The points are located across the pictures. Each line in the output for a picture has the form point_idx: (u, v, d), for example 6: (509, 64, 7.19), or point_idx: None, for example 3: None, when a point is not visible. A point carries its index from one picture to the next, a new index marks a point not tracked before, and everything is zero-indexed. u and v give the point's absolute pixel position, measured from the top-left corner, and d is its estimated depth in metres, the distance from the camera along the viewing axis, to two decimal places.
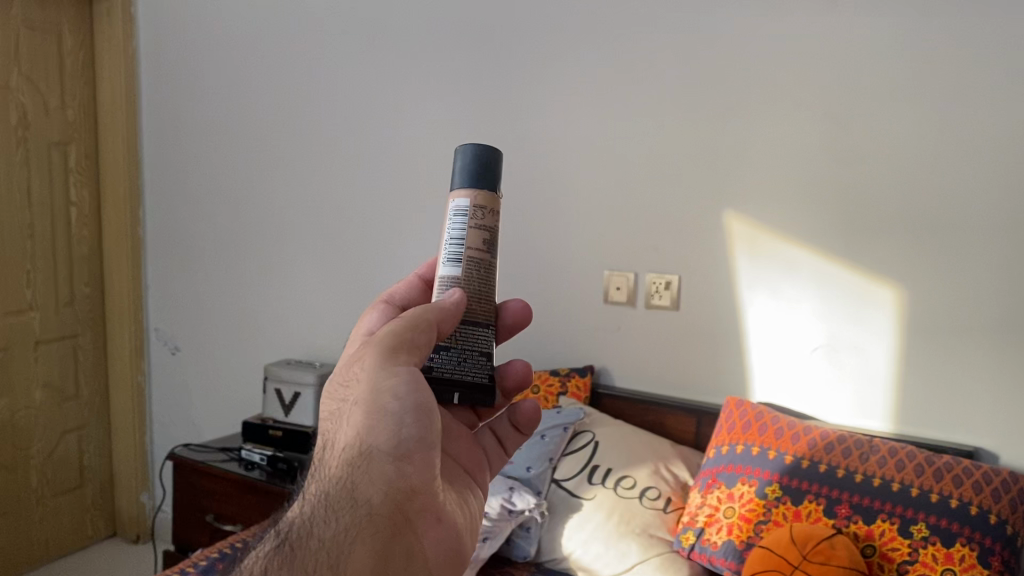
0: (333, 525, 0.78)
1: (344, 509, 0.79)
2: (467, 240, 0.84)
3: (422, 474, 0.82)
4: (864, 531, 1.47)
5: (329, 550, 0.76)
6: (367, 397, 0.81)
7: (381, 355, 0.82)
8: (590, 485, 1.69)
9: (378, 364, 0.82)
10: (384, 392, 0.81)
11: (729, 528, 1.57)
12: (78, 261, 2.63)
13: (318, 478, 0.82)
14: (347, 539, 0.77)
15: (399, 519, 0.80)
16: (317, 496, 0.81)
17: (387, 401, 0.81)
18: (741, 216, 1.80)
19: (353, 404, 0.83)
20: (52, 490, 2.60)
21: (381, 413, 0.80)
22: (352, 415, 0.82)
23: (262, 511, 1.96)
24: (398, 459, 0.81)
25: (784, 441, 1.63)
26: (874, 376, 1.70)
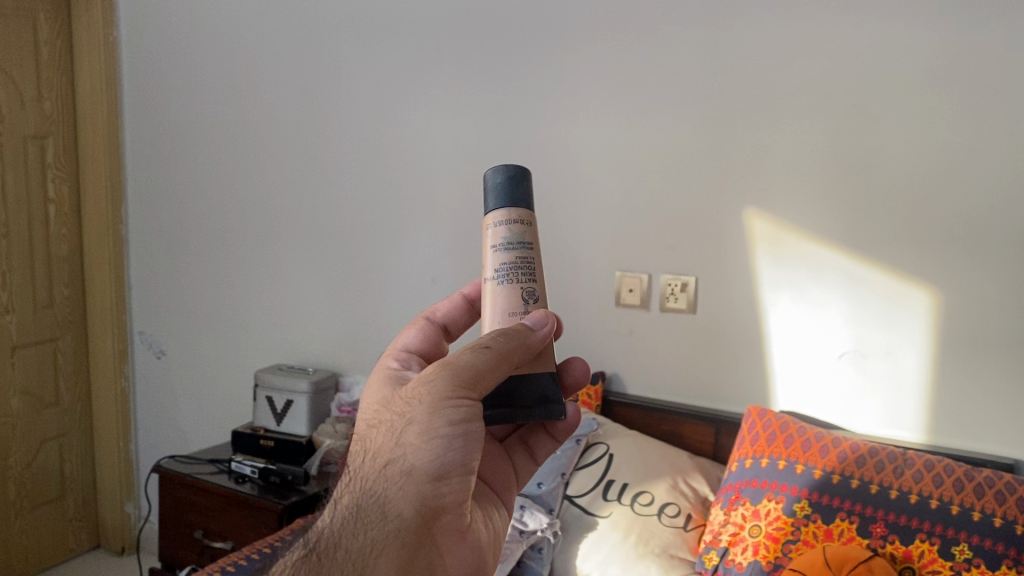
0: (360, 538, 0.73)
1: (373, 523, 0.74)
2: None
3: (458, 498, 0.76)
4: (901, 553, 1.38)
5: (354, 561, 0.72)
6: (423, 418, 0.75)
7: (447, 382, 0.75)
8: (606, 502, 1.59)
9: (440, 390, 0.75)
10: (438, 416, 0.75)
11: (755, 548, 1.47)
12: (57, 262, 2.51)
13: (350, 489, 0.77)
14: (372, 553, 0.72)
15: (425, 540, 0.75)
16: (349, 506, 0.75)
17: (439, 425, 0.75)
18: (763, 214, 1.70)
19: (406, 422, 0.76)
20: (32, 501, 2.49)
21: (432, 435, 0.74)
22: (400, 432, 0.76)
23: (254, 529, 1.85)
24: (437, 481, 0.75)
25: (812, 454, 1.53)
26: (905, 385, 1.60)
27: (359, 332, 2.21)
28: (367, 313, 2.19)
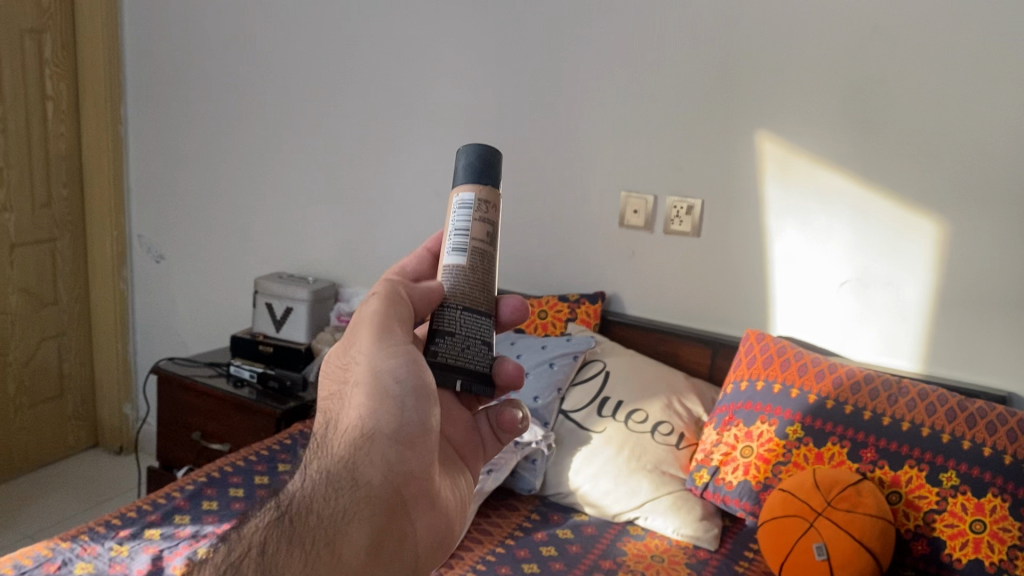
0: (331, 505, 0.63)
1: (344, 489, 0.64)
2: (472, 233, 0.73)
3: (424, 456, 0.69)
4: (889, 478, 1.40)
5: (326, 528, 0.62)
6: (366, 379, 0.69)
7: (375, 334, 0.71)
8: (599, 418, 1.62)
9: (373, 344, 0.70)
10: (384, 373, 0.69)
11: (745, 468, 1.50)
12: (55, 162, 2.47)
13: (315, 456, 0.67)
14: (344, 520, 0.63)
15: (398, 505, 0.67)
16: (314, 472, 0.66)
17: (388, 383, 0.68)
18: (775, 137, 1.67)
19: (351, 387, 0.70)
20: (31, 399, 2.51)
21: (384, 393, 0.68)
22: (352, 397, 0.69)
23: (250, 432, 1.87)
24: (398, 440, 0.67)
25: (808, 379, 1.53)
26: (905, 314, 1.61)
27: (359, 243, 2.20)
28: (368, 224, 2.17)
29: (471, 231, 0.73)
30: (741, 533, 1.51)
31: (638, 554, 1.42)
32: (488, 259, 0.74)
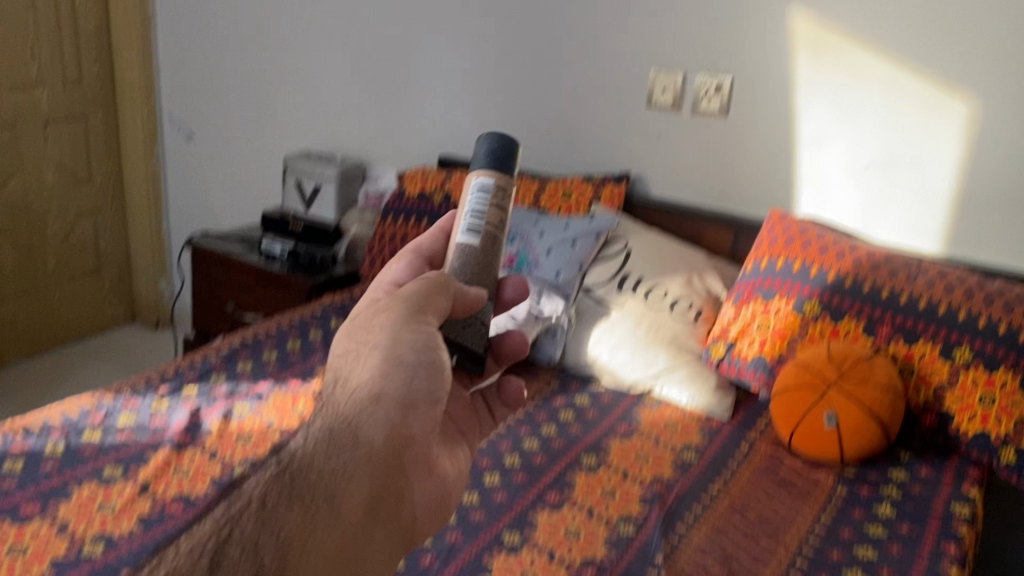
0: (333, 461, 0.72)
1: (348, 446, 0.74)
2: (487, 216, 0.82)
3: (420, 425, 0.80)
4: (903, 353, 1.43)
5: (326, 484, 0.70)
6: (386, 346, 0.80)
7: (403, 311, 0.80)
8: (619, 292, 1.66)
9: (399, 318, 0.80)
10: (403, 343, 0.79)
11: (762, 343, 1.54)
12: (85, 38, 2.47)
13: (327, 411, 0.77)
14: (344, 475, 0.72)
15: (394, 466, 0.77)
16: (324, 426, 0.75)
17: (405, 352, 0.79)
18: (809, 13, 1.64)
19: (369, 349, 0.81)
20: (69, 273, 2.59)
21: (397, 364, 0.79)
22: (369, 359, 0.80)
23: (282, 304, 1.93)
24: (400, 406, 0.78)
25: (827, 257, 1.54)
26: (931, 195, 1.60)
27: (387, 123, 2.21)
28: (396, 103, 2.18)
29: (486, 214, 0.82)
30: (754, 404, 1.56)
31: (653, 421, 1.48)
32: (497, 242, 0.85)
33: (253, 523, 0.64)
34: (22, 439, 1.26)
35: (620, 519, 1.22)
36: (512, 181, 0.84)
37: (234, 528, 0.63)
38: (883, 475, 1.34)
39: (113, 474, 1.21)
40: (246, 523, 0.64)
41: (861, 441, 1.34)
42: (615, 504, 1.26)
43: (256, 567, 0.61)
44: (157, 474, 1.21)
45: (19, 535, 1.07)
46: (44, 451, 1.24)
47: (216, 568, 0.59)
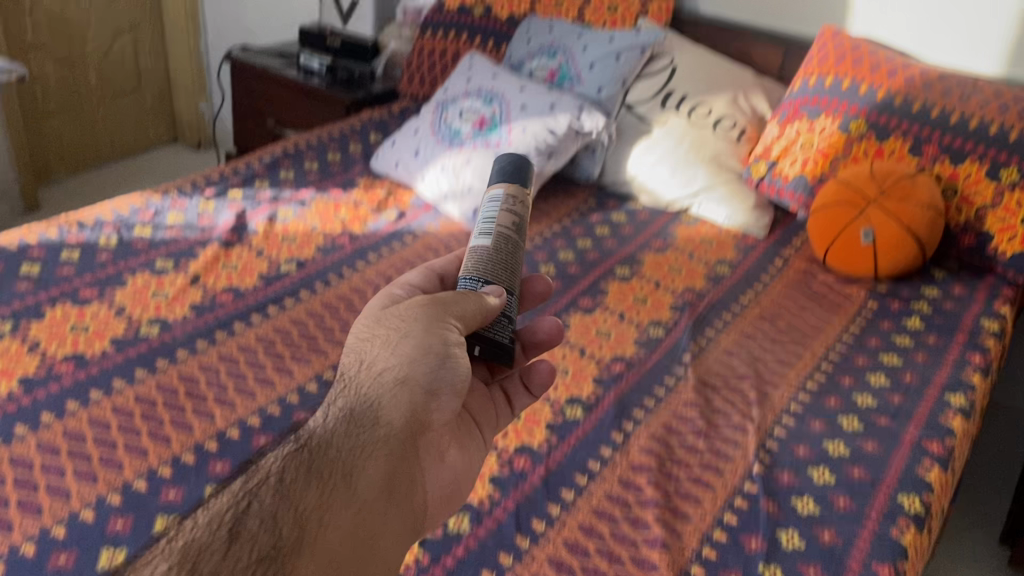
0: (351, 442, 0.65)
1: (366, 428, 0.67)
2: (498, 220, 0.80)
3: (445, 410, 0.73)
4: (948, 174, 1.41)
5: (342, 464, 0.63)
6: (417, 335, 0.72)
7: (436, 307, 0.73)
8: (662, 111, 1.63)
9: (432, 314, 0.72)
10: (433, 336, 0.71)
11: (804, 163, 1.52)
12: None
13: (349, 394, 0.69)
14: (361, 458, 0.65)
15: (411, 455, 0.69)
16: (344, 408, 0.68)
17: (435, 344, 0.71)
18: None
19: (399, 336, 0.73)
20: (111, 90, 2.60)
21: (426, 348, 0.71)
22: (397, 345, 0.72)
23: (321, 119, 1.94)
24: (424, 392, 0.71)
25: (879, 75, 1.49)
26: (996, 11, 1.52)
27: None
28: None
29: (496, 217, 0.81)
30: (792, 224, 1.56)
31: (688, 238, 1.49)
32: (515, 248, 0.81)
33: (271, 496, 0.58)
34: (76, 232, 1.31)
35: (651, 323, 1.26)
36: (524, 198, 0.84)
37: (251, 500, 0.57)
38: (914, 292, 1.35)
39: (165, 266, 1.26)
40: (265, 495, 0.58)
41: (896, 258, 1.34)
42: (646, 310, 1.29)
43: (274, 542, 0.55)
44: (206, 268, 1.27)
45: (80, 314, 1.14)
46: (98, 243, 1.29)
47: (234, 539, 0.54)
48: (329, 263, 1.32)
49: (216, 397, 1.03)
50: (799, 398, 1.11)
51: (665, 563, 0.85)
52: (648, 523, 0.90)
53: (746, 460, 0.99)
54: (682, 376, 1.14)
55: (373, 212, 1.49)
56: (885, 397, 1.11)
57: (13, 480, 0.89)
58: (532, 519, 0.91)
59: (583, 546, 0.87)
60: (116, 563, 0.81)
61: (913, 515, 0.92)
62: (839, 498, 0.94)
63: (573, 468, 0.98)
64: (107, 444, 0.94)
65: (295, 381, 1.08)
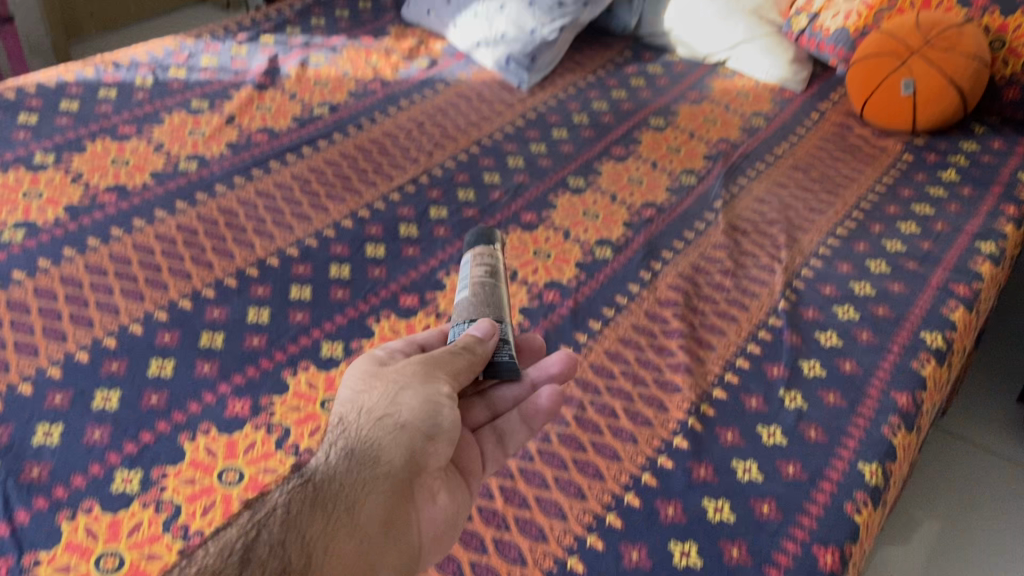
0: (351, 481, 0.57)
1: (366, 467, 0.58)
2: (474, 274, 0.77)
3: (444, 459, 0.63)
4: (997, 26, 1.36)
5: (344, 500, 0.56)
6: (416, 383, 0.64)
7: (431, 362, 0.66)
8: None
9: (426, 369, 0.65)
10: (432, 387, 0.64)
11: (846, 15, 1.47)
12: None
13: (346, 435, 0.61)
14: (360, 497, 0.56)
15: (410, 499, 0.60)
16: (342, 448, 0.59)
17: (432, 393, 0.64)
18: None
19: (395, 382, 0.65)
20: None
21: (427, 398, 0.63)
22: (394, 389, 0.64)
23: None
24: (424, 439, 0.61)
25: None
26: None
27: None
28: None
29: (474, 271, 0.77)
30: (831, 79, 1.53)
31: (724, 91, 1.47)
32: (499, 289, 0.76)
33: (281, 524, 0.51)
34: (113, 72, 1.33)
35: (683, 171, 1.26)
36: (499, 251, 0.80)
37: (261, 529, 0.51)
38: (953, 145, 1.33)
39: (201, 107, 1.28)
40: (274, 524, 0.51)
41: (935, 110, 1.32)
42: (679, 159, 1.29)
43: (284, 566, 0.49)
44: (242, 109, 1.28)
45: (120, 149, 1.16)
46: (135, 83, 1.30)
47: (246, 565, 0.48)
48: (363, 108, 1.32)
49: (255, 229, 1.06)
50: (828, 242, 1.11)
51: (689, 385, 0.88)
52: (673, 351, 0.93)
53: (772, 298, 1.01)
54: (712, 221, 1.15)
55: (405, 59, 1.47)
56: (914, 243, 1.11)
57: (64, 295, 0.93)
58: (560, 345, 0.94)
59: (610, 370, 0.91)
60: (166, 371, 0.85)
61: (934, 349, 0.94)
62: (862, 333, 0.96)
63: (601, 301, 1.01)
64: (152, 267, 0.98)
65: (331, 217, 1.10)
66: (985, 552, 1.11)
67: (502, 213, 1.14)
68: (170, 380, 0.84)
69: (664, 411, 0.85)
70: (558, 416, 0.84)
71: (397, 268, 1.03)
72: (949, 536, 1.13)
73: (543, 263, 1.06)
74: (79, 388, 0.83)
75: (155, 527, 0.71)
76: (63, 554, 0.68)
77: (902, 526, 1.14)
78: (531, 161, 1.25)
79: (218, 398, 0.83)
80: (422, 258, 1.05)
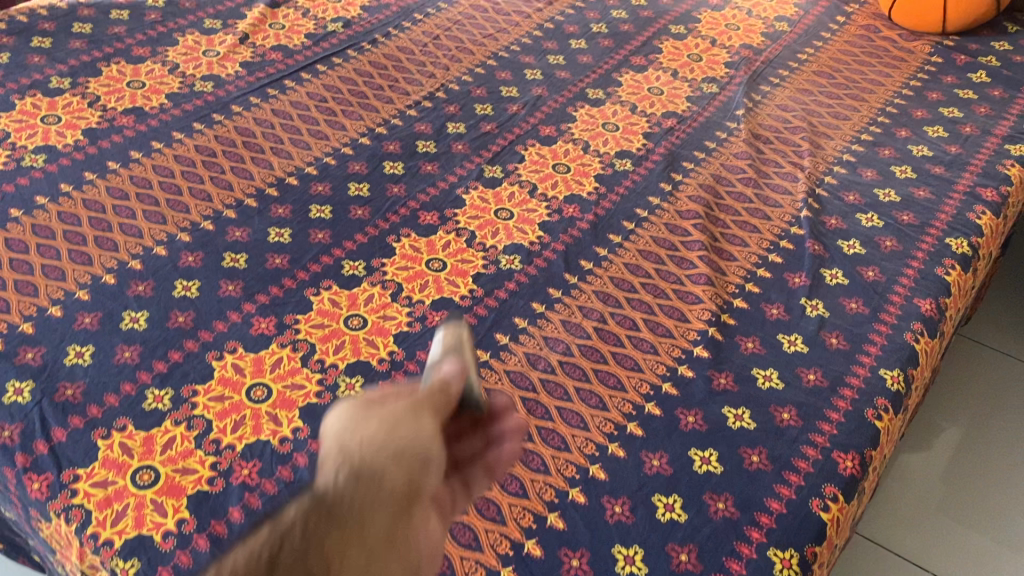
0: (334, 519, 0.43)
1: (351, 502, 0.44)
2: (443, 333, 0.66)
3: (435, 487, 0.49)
4: None
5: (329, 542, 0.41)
6: (405, 403, 0.51)
7: (418, 394, 0.53)
8: None
9: (408, 403, 0.52)
10: (420, 416, 0.51)
11: None
12: None
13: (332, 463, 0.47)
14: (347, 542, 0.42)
15: (409, 532, 0.45)
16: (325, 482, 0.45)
17: (423, 423, 0.50)
18: None
19: (386, 399, 0.52)
20: None
21: (419, 427, 0.50)
22: (382, 407, 0.50)
23: None
24: (419, 469, 0.48)
25: None
26: None
27: None
28: None
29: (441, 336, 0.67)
30: None
31: None
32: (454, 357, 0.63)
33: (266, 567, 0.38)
34: None
35: (705, 80, 1.23)
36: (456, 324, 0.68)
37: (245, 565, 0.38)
38: (984, 45, 1.29)
39: (214, 26, 1.26)
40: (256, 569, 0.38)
41: (967, 10, 1.28)
42: (700, 68, 1.26)
43: None
44: (254, 28, 1.26)
45: (135, 72, 1.15)
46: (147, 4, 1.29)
47: None
48: (377, 23, 1.30)
49: (274, 149, 1.06)
50: (853, 148, 1.09)
51: (708, 296, 0.88)
52: (693, 262, 0.93)
53: (794, 207, 1.00)
54: (734, 130, 1.13)
55: None
56: (942, 147, 1.09)
57: (89, 220, 0.93)
58: (580, 259, 0.94)
59: (630, 284, 0.90)
60: (191, 291, 0.87)
61: (959, 256, 0.93)
62: (886, 240, 0.95)
63: (621, 215, 1.00)
64: (173, 189, 0.98)
65: (348, 136, 1.09)
66: (1010, 454, 1.12)
67: (520, 127, 1.13)
68: (196, 301, 0.86)
69: (685, 322, 0.85)
70: (579, 329, 0.85)
71: (416, 185, 1.03)
72: (974, 440, 1.14)
73: (562, 178, 1.06)
74: (108, 310, 0.84)
75: (188, 442, 0.73)
76: (100, 469, 0.70)
77: (926, 431, 1.15)
78: (548, 73, 1.23)
79: (243, 317, 0.84)
80: (441, 175, 1.05)
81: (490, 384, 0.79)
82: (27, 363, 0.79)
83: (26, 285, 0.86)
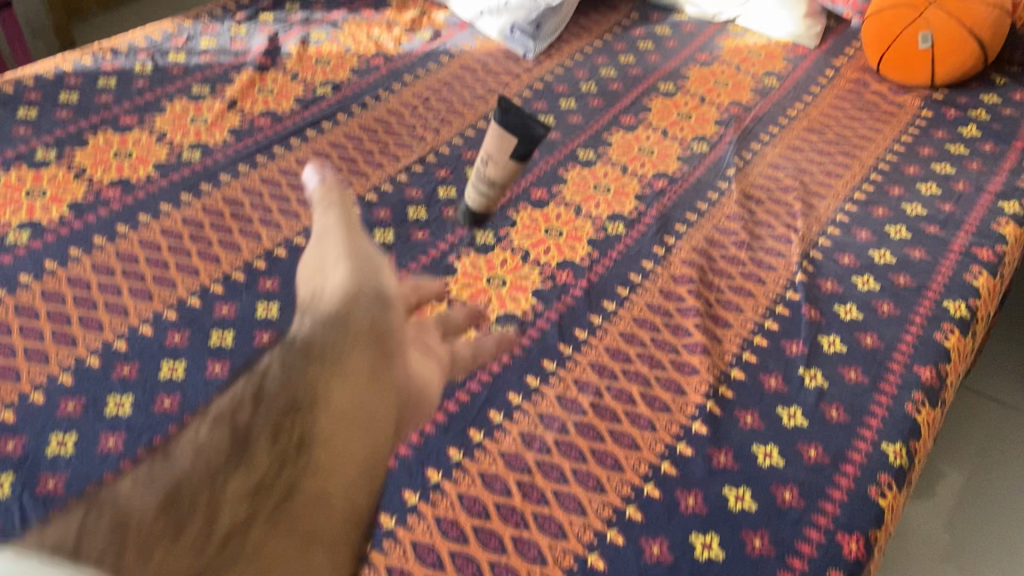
0: (325, 341, 0.54)
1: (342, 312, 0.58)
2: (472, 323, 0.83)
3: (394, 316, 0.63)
4: None
5: (329, 350, 0.53)
6: (350, 240, 0.67)
7: (349, 225, 0.69)
8: None
9: (348, 237, 0.68)
10: (360, 248, 0.67)
11: None
12: None
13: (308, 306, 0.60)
14: (341, 349, 0.54)
15: (387, 350, 0.58)
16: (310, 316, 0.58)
17: (365, 254, 0.66)
18: None
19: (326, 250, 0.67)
20: None
21: (365, 257, 0.65)
22: (333, 249, 0.66)
23: None
24: (376, 299, 0.61)
25: None
26: None
27: None
28: None
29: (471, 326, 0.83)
30: (845, 33, 1.48)
31: (735, 50, 1.43)
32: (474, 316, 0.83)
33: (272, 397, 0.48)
34: (111, 60, 1.31)
35: (695, 138, 1.23)
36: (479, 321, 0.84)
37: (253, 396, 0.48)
38: (973, 99, 1.29)
39: (202, 92, 1.26)
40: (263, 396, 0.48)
41: (955, 64, 1.28)
42: (691, 126, 1.25)
43: (290, 411, 0.47)
44: (242, 93, 1.26)
45: (122, 141, 1.14)
46: (134, 70, 1.28)
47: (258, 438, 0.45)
48: (366, 86, 1.30)
49: (262, 219, 1.05)
50: (846, 208, 1.09)
51: (706, 367, 0.86)
52: (689, 330, 0.91)
53: (789, 271, 0.99)
54: (726, 190, 1.12)
55: (407, 33, 1.44)
56: (935, 206, 1.08)
57: (74, 298, 0.92)
58: (574, 328, 0.92)
59: (626, 354, 0.89)
60: (177, 373, 0.85)
61: (957, 319, 0.92)
62: (883, 304, 0.94)
63: (614, 281, 0.99)
64: (159, 264, 0.97)
65: None
66: (1014, 497, 1.11)
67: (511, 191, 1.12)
68: (182, 383, 0.84)
69: (682, 396, 0.84)
70: (574, 405, 0.83)
71: (406, 254, 1.02)
72: (977, 484, 1.12)
73: (554, 243, 1.04)
74: (92, 395, 0.82)
75: None
76: None
77: (928, 478, 1.13)
78: None
79: None
80: (432, 242, 1.04)
81: (484, 467, 0.77)
82: (8, 454, 0.77)
83: (8, 369, 0.84)
